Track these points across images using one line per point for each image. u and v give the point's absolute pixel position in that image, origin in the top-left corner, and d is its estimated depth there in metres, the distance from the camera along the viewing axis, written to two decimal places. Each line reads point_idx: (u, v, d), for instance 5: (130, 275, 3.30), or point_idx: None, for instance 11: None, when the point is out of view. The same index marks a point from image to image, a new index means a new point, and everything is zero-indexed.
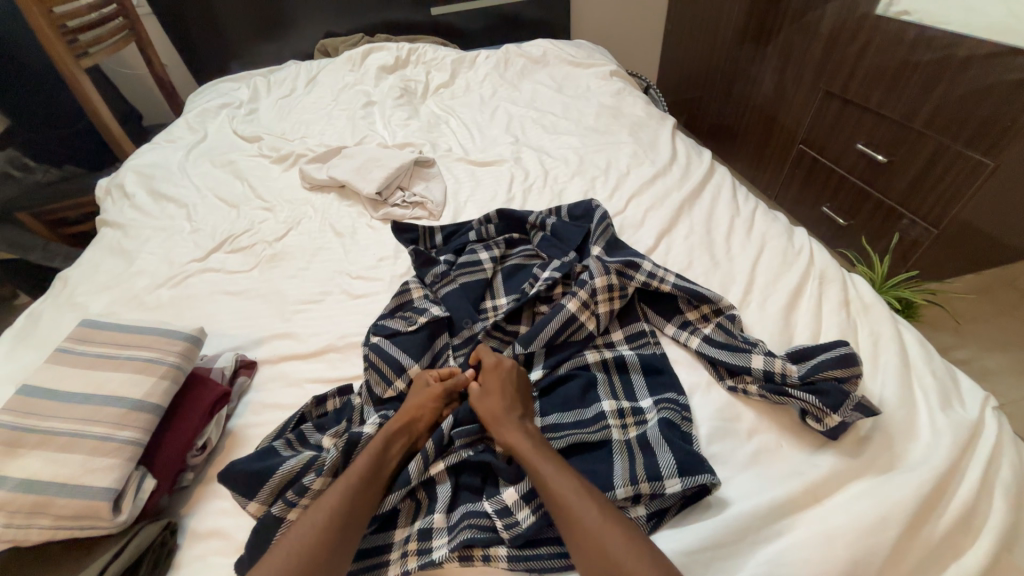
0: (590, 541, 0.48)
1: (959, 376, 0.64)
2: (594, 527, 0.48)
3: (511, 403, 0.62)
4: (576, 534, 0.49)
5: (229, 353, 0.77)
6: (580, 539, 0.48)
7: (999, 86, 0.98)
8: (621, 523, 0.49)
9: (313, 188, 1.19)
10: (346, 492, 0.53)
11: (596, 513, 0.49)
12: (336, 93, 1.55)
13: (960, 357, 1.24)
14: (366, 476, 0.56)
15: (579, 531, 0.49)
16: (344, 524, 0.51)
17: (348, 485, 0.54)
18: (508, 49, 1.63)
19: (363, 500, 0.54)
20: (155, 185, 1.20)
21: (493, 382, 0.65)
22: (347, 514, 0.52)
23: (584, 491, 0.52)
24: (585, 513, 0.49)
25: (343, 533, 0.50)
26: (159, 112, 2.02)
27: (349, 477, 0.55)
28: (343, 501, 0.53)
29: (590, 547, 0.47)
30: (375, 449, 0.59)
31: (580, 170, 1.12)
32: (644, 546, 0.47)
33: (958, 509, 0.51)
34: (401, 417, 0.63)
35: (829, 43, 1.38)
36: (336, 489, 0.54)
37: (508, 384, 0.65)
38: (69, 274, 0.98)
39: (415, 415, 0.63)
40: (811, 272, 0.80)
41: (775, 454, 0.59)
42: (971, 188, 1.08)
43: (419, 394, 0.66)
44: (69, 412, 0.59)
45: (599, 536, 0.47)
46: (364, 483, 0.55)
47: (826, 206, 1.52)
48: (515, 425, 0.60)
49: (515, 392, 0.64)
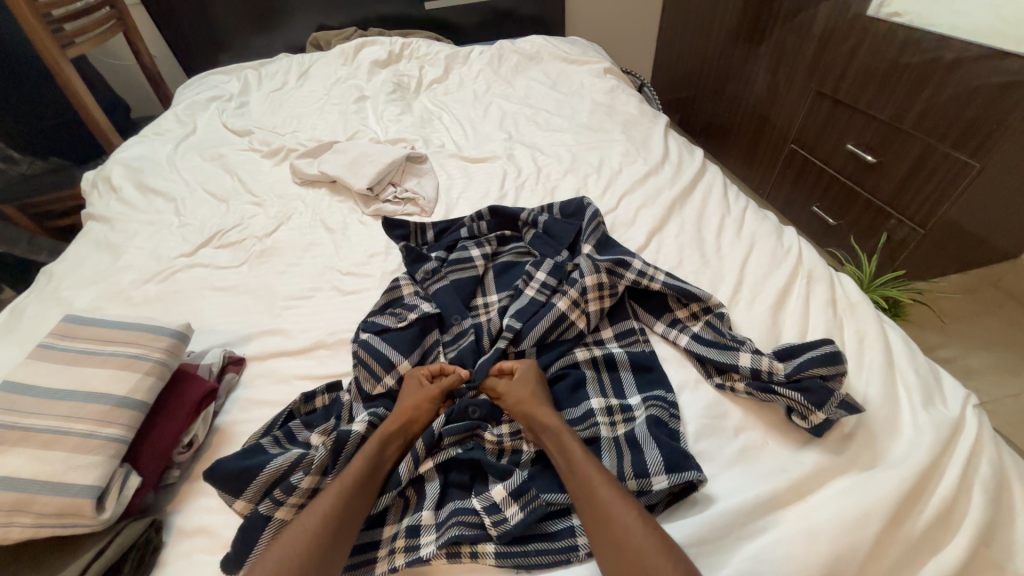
0: (623, 541, 0.47)
1: (942, 374, 0.65)
2: (629, 530, 0.48)
3: (543, 403, 0.62)
4: (611, 537, 0.48)
5: (216, 349, 0.76)
6: (616, 539, 0.48)
7: (986, 88, 0.99)
8: (650, 526, 0.49)
9: (304, 182, 1.18)
10: (340, 496, 0.53)
11: (630, 514, 0.49)
12: (328, 87, 1.53)
13: (945, 355, 1.26)
14: (361, 478, 0.55)
15: (614, 532, 0.48)
16: (338, 526, 0.51)
17: (342, 487, 0.54)
18: (503, 45, 1.63)
19: (358, 503, 0.54)
20: (142, 178, 1.18)
21: (522, 385, 0.65)
22: (342, 516, 0.52)
23: (620, 493, 0.52)
24: (622, 515, 0.49)
25: (337, 535, 0.50)
26: (147, 104, 1.99)
27: (343, 478, 0.55)
28: (338, 504, 0.52)
29: (624, 550, 0.47)
30: (371, 450, 0.59)
31: (573, 168, 1.12)
32: (674, 550, 0.47)
33: (937, 505, 0.51)
34: (397, 418, 0.63)
35: (821, 44, 1.38)
36: (329, 493, 0.53)
37: (534, 386, 0.65)
38: (54, 267, 0.96)
39: (411, 415, 0.64)
40: (800, 271, 0.80)
41: (762, 450, 0.60)
42: (957, 190, 1.10)
43: (415, 393, 0.66)
44: (52, 409, 0.58)
45: (633, 537, 0.47)
46: (360, 485, 0.55)
47: (816, 206, 1.53)
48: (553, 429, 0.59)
49: (540, 393, 0.64)
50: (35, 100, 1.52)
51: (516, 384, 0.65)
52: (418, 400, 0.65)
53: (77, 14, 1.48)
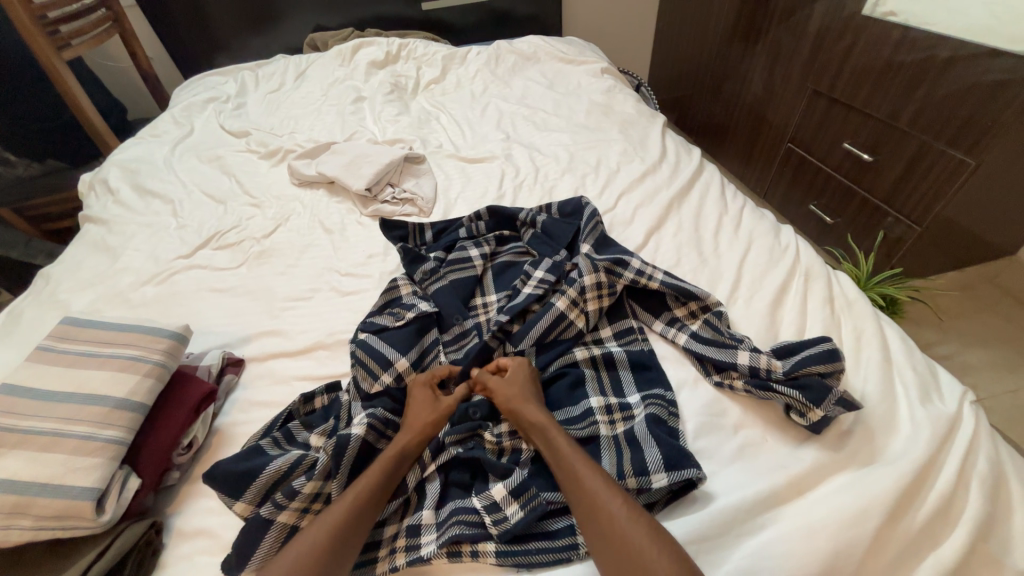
0: (611, 529, 0.48)
1: (939, 371, 0.66)
2: (615, 520, 0.49)
3: (532, 400, 0.63)
4: (599, 525, 0.49)
5: (215, 351, 0.76)
6: (606, 528, 0.49)
7: (980, 86, 1.00)
8: (639, 514, 0.49)
9: (302, 184, 1.18)
10: (351, 508, 0.53)
11: (617, 503, 0.50)
12: (325, 88, 1.53)
13: (942, 352, 1.26)
14: (373, 491, 0.55)
15: (601, 522, 0.49)
16: (346, 539, 0.51)
17: (354, 499, 0.53)
18: (500, 45, 1.63)
19: (367, 515, 0.53)
20: (140, 180, 1.18)
21: (511, 382, 0.65)
22: (351, 528, 0.51)
23: (606, 483, 0.52)
24: (608, 503, 0.50)
25: (344, 549, 0.50)
26: (143, 106, 1.99)
27: (360, 483, 0.55)
28: (348, 516, 0.52)
29: (614, 537, 0.48)
30: (385, 457, 0.58)
31: (571, 167, 1.12)
32: (661, 537, 0.47)
33: (936, 500, 0.52)
34: (410, 429, 0.62)
35: (816, 42, 1.39)
36: (341, 505, 0.53)
37: (524, 384, 0.65)
38: (51, 270, 0.96)
39: (425, 425, 0.62)
40: (797, 269, 0.81)
41: (760, 447, 0.60)
42: (953, 187, 1.10)
43: (429, 410, 0.64)
44: (52, 412, 0.58)
45: (621, 525, 0.48)
46: (372, 498, 0.54)
47: (813, 204, 1.54)
48: (541, 425, 0.60)
49: (531, 391, 0.65)
50: (32, 103, 1.52)
51: (507, 379, 0.66)
52: (432, 419, 0.63)
53: (74, 16, 1.47)
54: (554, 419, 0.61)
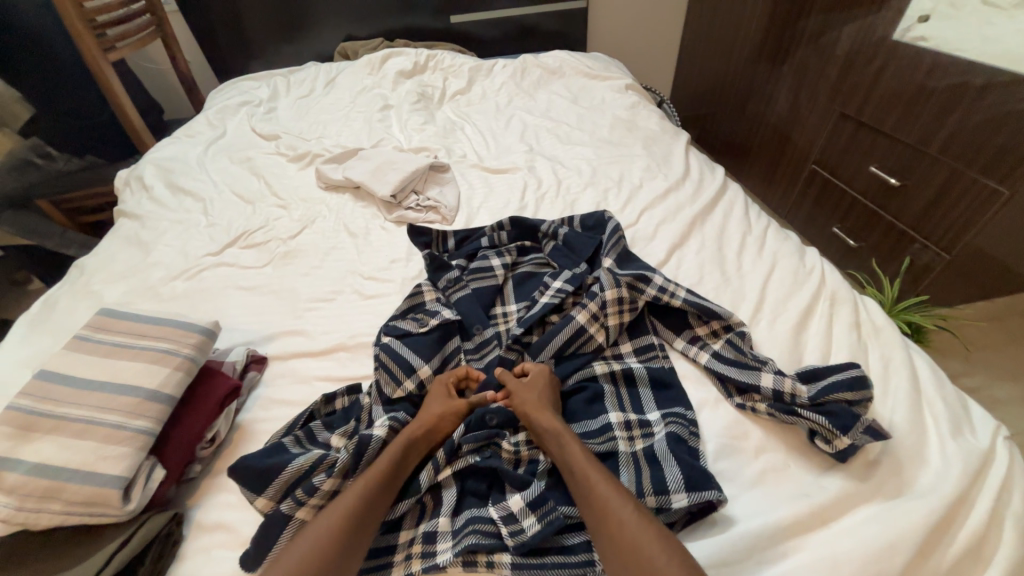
0: (621, 535, 0.48)
1: (970, 403, 0.64)
2: (625, 524, 0.49)
3: (546, 407, 0.64)
4: (608, 531, 0.49)
5: (240, 348, 0.78)
6: (615, 534, 0.49)
7: (1015, 116, 0.98)
8: (649, 521, 0.49)
9: (329, 187, 1.20)
10: (363, 495, 0.54)
11: (627, 510, 0.50)
12: (354, 95, 1.57)
13: (969, 384, 1.23)
14: (385, 476, 0.56)
15: (611, 525, 0.50)
16: (360, 524, 0.51)
17: (365, 486, 0.54)
18: (526, 59, 1.65)
19: (379, 502, 0.54)
20: (174, 178, 1.21)
21: (526, 389, 0.67)
22: (364, 513, 0.52)
23: (617, 490, 0.52)
24: (618, 510, 0.50)
25: (359, 534, 0.51)
26: (178, 107, 2.06)
27: (369, 475, 0.56)
28: (360, 502, 0.53)
29: (623, 543, 0.48)
30: (395, 452, 0.59)
31: (593, 181, 1.13)
32: (669, 542, 0.48)
33: (968, 538, 0.50)
34: (422, 424, 0.63)
35: (845, 65, 1.38)
36: (353, 491, 0.54)
37: (540, 390, 0.66)
38: (86, 262, 0.99)
39: (437, 421, 0.64)
40: (822, 292, 0.80)
41: (782, 473, 0.59)
42: (986, 216, 1.08)
43: (441, 404, 0.66)
44: (85, 399, 0.60)
45: (630, 531, 0.48)
46: (383, 483, 0.56)
47: (837, 227, 1.52)
48: (555, 431, 0.60)
49: (547, 399, 0.65)
50: (75, 101, 1.58)
51: (524, 387, 0.67)
52: (444, 412, 0.65)
53: (121, 20, 1.53)
54: (569, 427, 0.62)
